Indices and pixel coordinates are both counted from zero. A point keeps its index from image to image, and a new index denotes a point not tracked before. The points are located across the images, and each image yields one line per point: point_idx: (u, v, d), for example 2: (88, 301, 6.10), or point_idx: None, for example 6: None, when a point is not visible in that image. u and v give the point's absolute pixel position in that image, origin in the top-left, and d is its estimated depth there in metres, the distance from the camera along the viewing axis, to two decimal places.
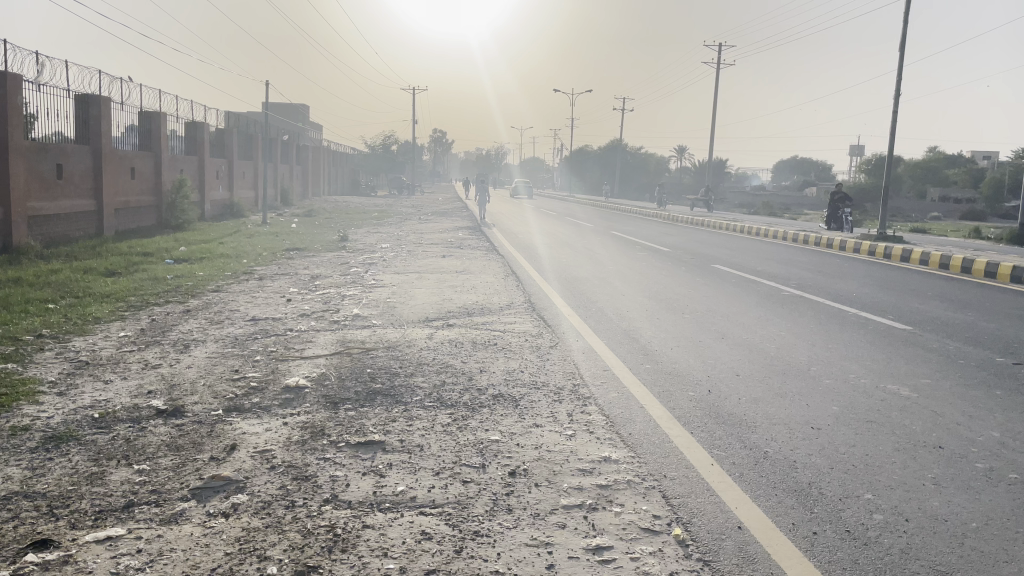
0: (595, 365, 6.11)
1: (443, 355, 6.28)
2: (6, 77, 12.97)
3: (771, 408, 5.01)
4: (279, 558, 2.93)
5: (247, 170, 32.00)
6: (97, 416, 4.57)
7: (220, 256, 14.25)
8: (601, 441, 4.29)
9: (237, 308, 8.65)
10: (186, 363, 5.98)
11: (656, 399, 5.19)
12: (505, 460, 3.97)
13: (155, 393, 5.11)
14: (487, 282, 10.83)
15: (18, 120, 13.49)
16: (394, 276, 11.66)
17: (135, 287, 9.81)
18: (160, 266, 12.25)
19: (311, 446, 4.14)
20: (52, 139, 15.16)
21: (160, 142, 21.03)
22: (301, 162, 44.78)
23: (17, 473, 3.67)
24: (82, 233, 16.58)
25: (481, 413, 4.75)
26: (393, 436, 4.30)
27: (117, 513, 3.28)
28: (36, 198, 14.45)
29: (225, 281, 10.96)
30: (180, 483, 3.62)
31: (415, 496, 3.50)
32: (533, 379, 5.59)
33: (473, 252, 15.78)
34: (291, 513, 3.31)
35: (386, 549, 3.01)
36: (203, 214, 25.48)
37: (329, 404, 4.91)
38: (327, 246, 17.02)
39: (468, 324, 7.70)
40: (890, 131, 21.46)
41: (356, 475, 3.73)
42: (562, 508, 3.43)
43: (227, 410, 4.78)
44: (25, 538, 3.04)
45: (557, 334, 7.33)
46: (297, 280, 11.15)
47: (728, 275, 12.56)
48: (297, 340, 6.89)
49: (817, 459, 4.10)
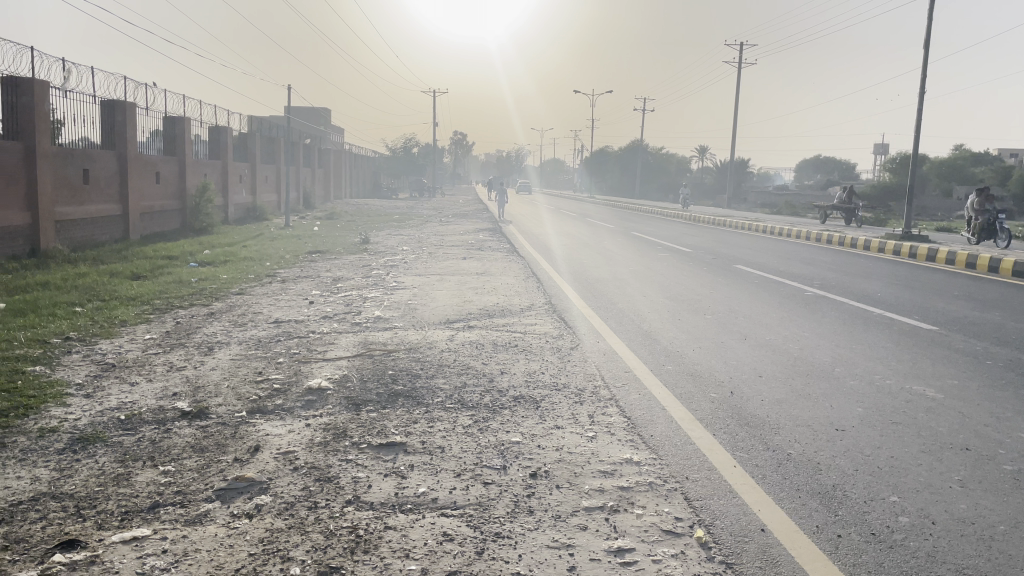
0: (616, 367, 6.08)
1: (465, 356, 6.30)
2: (34, 83, 13.21)
3: (795, 410, 4.97)
4: (302, 559, 2.94)
5: (271, 174, 32.33)
6: (123, 418, 4.63)
7: (244, 259, 14.39)
8: (622, 443, 4.27)
9: (262, 310, 8.74)
10: (211, 364, 6.05)
11: (677, 400, 5.16)
12: (526, 461, 3.97)
13: (179, 396, 5.16)
14: (507, 284, 10.90)
15: (47, 125, 13.74)
16: (416, 278, 11.74)
17: (159, 290, 9.90)
18: (186, 269, 12.43)
19: (333, 447, 4.17)
20: (78, 145, 15.40)
21: (184, 146, 21.24)
22: (322, 165, 45.02)
23: (45, 474, 3.73)
24: (108, 238, 16.82)
25: (502, 415, 4.76)
26: (414, 437, 4.31)
27: (142, 515, 3.32)
28: (63, 203, 14.66)
29: (249, 284, 11.06)
30: (205, 484, 3.66)
31: (437, 498, 3.51)
32: (553, 380, 5.59)
33: (492, 253, 15.85)
34: (314, 514, 3.33)
35: (408, 550, 3.02)
36: (226, 217, 25.73)
37: (351, 406, 4.93)
38: (348, 248, 17.17)
39: (488, 326, 7.70)
40: (916, 130, 21.18)
41: (378, 476, 3.75)
42: (583, 510, 3.43)
43: (250, 411, 4.83)
44: (53, 539, 3.09)
45: (578, 335, 7.32)
46: (319, 283, 11.25)
47: (750, 275, 12.47)
48: (319, 342, 6.94)
49: (842, 462, 4.06)
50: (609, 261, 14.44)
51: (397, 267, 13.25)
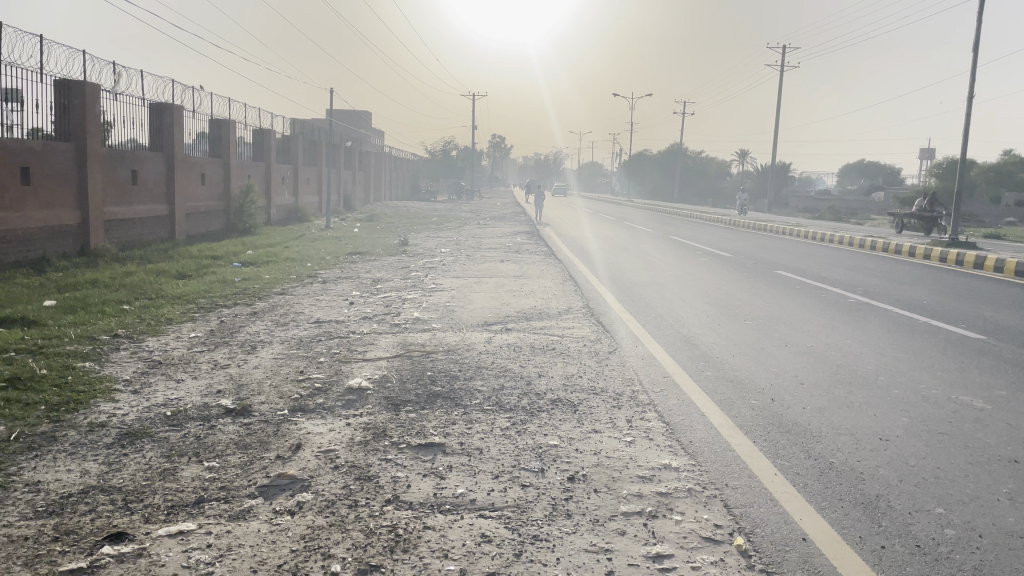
0: (654, 372, 6.05)
1: (503, 359, 6.32)
2: (86, 86, 13.57)
3: (837, 418, 4.90)
4: (343, 557, 2.98)
5: (312, 176, 32.77)
6: (169, 414, 4.74)
7: (286, 259, 14.61)
8: (661, 449, 4.24)
9: (303, 310, 8.86)
10: (253, 363, 6.16)
11: (717, 406, 5.11)
12: (563, 464, 3.97)
13: (223, 393, 5.26)
14: (545, 286, 10.91)
15: (97, 127, 14.10)
16: (454, 280, 11.80)
17: (204, 290, 10.10)
18: (230, 269, 12.68)
19: (373, 446, 4.22)
20: (127, 146, 15.77)
21: (228, 148, 21.63)
22: (362, 167, 45.47)
23: (94, 468, 3.84)
24: (155, 237, 17.19)
25: (539, 417, 4.77)
26: (452, 438, 4.34)
27: (188, 509, 3.39)
28: (112, 204, 15.03)
29: (290, 284, 11.22)
30: (248, 480, 3.73)
31: (475, 499, 3.53)
32: (592, 384, 5.58)
33: (530, 256, 15.84)
34: (354, 513, 3.37)
35: (446, 551, 3.04)
36: (268, 218, 26.15)
37: (390, 406, 4.98)
38: (388, 250, 17.31)
39: (525, 328, 7.71)
40: (965, 135, 20.67)
41: (417, 476, 3.78)
42: (621, 514, 3.42)
43: (292, 410, 4.90)
44: (101, 531, 3.17)
45: (616, 339, 7.30)
46: (359, 284, 11.36)
47: (792, 281, 12.28)
48: (358, 342, 7.03)
49: (885, 472, 3.99)
50: (649, 265, 14.32)
51: (436, 269, 13.34)
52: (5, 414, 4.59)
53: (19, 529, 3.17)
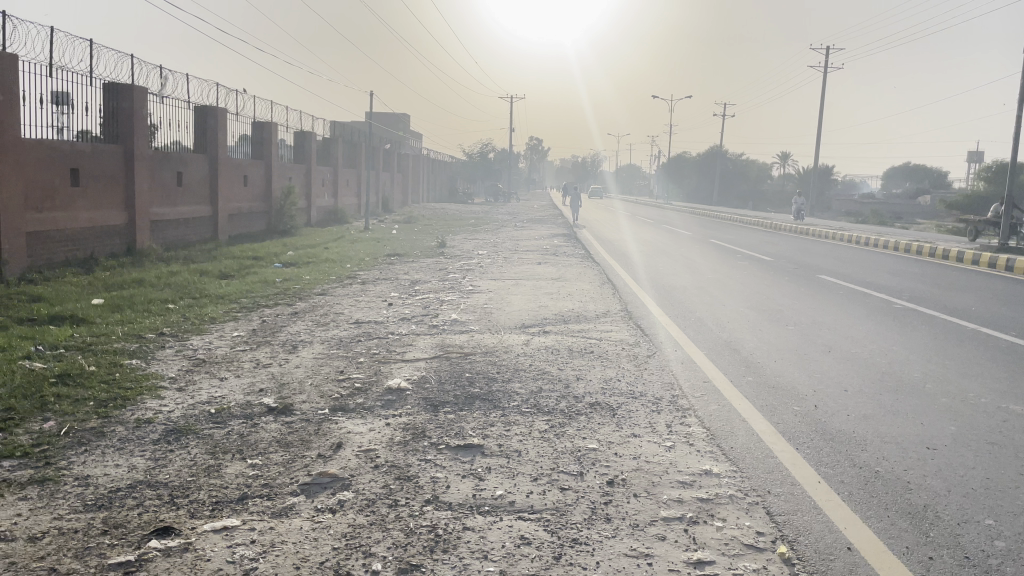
0: (694, 377, 5.99)
1: (541, 361, 6.31)
2: (134, 89, 13.89)
3: (883, 426, 4.80)
4: (383, 555, 3.00)
5: (352, 179, 33.10)
6: (213, 411, 4.82)
7: (325, 260, 14.77)
8: (701, 454, 4.20)
9: (343, 311, 8.95)
10: (295, 362, 6.24)
11: (758, 412, 5.05)
12: (603, 468, 3.96)
13: (266, 392, 5.34)
14: (583, 289, 10.88)
15: (144, 129, 14.41)
16: (491, 282, 11.83)
17: (247, 289, 10.25)
18: (271, 269, 12.87)
19: (412, 447, 4.24)
20: (172, 148, 16.10)
21: (271, 150, 21.96)
22: (400, 169, 45.80)
23: (141, 463, 3.92)
24: (198, 238, 17.51)
25: (578, 421, 4.75)
26: (491, 440, 4.35)
27: (232, 505, 3.45)
28: (158, 204, 15.35)
29: (330, 285, 11.34)
30: (290, 478, 3.78)
31: (514, 501, 3.53)
32: (630, 388, 5.54)
33: (568, 259, 15.81)
34: (394, 512, 3.39)
35: (486, 552, 3.05)
36: (309, 219, 26.48)
37: (429, 407, 5.01)
38: (426, 252, 17.41)
39: (563, 331, 7.69)
40: (1016, 136, 20.11)
41: (456, 477, 3.80)
42: (661, 520, 3.39)
43: (333, 409, 4.95)
44: (148, 525, 3.24)
45: (655, 343, 7.25)
46: (398, 285, 11.44)
47: (835, 285, 12.07)
48: (397, 343, 7.08)
49: (933, 482, 3.90)
50: (688, 269, 14.19)
51: (473, 271, 13.39)
52: (55, 410, 4.72)
53: (70, 521, 3.25)
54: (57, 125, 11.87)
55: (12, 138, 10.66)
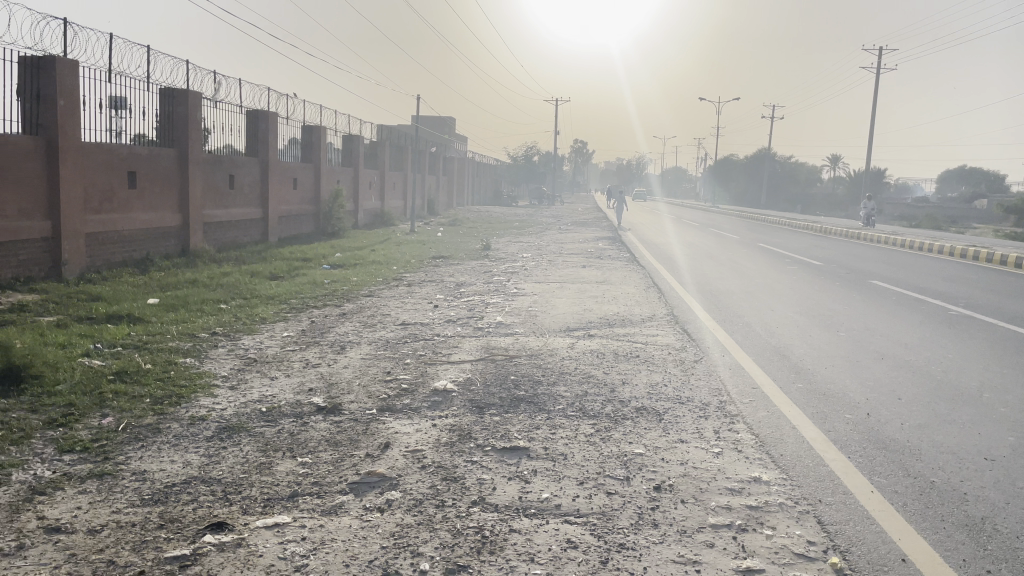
0: (742, 382, 5.92)
1: (586, 365, 6.30)
2: (189, 94, 14.22)
3: (938, 436, 4.68)
4: (431, 555, 3.03)
5: (397, 181, 33.42)
6: (264, 410, 4.92)
7: (372, 262, 14.95)
8: (750, 462, 4.15)
9: (389, 312, 9.06)
10: (343, 363, 6.33)
11: (809, 420, 4.96)
12: (649, 473, 3.93)
13: (315, 391, 5.42)
14: (628, 293, 10.83)
15: (198, 133, 14.75)
16: (536, 285, 11.85)
17: (297, 291, 10.44)
18: (319, 271, 13.07)
19: (459, 448, 4.27)
20: (225, 152, 16.46)
21: (319, 153, 22.31)
22: (446, 172, 46.14)
23: (195, 460, 4.02)
24: (249, 239, 17.86)
25: (624, 425, 4.73)
26: (537, 443, 4.36)
27: (283, 502, 3.52)
28: (210, 206, 15.70)
29: (377, 287, 11.48)
30: (339, 476, 3.83)
31: (560, 504, 3.53)
32: (677, 393, 5.50)
33: (613, 262, 15.74)
34: (441, 513, 3.42)
35: (533, 555, 3.05)
36: (356, 222, 26.83)
37: (474, 409, 5.04)
38: (471, 254, 17.51)
39: (608, 335, 7.66)
40: None
41: (503, 479, 3.81)
42: (710, 526, 3.36)
43: (380, 410, 5.01)
44: (203, 520, 3.32)
45: (702, 348, 7.18)
46: (443, 287, 11.53)
47: (888, 291, 11.80)
48: (442, 345, 7.13)
49: (992, 494, 3.79)
50: (735, 273, 14.03)
51: (518, 274, 13.41)
52: (114, 406, 4.86)
53: (128, 515, 3.35)
54: (115, 130, 12.23)
55: (72, 142, 11.02)
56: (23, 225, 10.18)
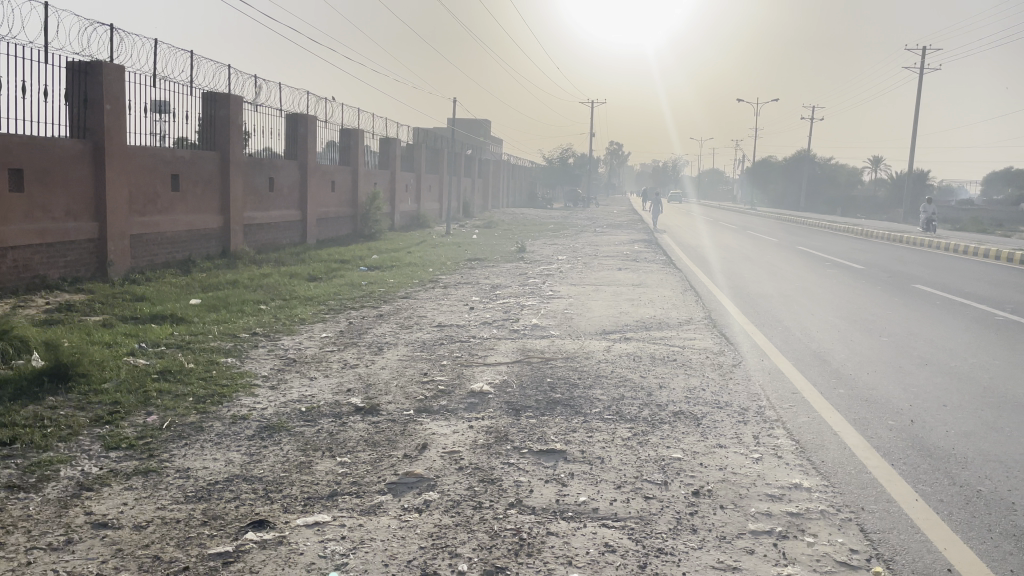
0: (781, 387, 5.85)
1: (622, 368, 6.27)
2: (230, 98, 14.46)
3: (985, 444, 4.58)
4: (469, 556, 3.04)
5: (433, 184, 33.61)
6: (304, 409, 4.98)
7: (408, 264, 15.05)
8: (790, 468, 4.10)
9: (426, 314, 9.12)
10: (380, 364, 6.38)
11: (850, 426, 4.89)
12: (688, 478, 3.91)
13: (353, 392, 5.48)
14: (664, 296, 10.76)
15: (239, 136, 14.99)
16: (572, 287, 11.83)
17: (334, 292, 10.55)
18: (356, 273, 13.20)
19: (496, 450, 4.28)
20: (265, 155, 16.71)
21: (357, 156, 22.54)
22: (481, 174, 46.30)
23: (237, 458, 4.09)
24: (288, 241, 18.11)
25: (662, 429, 4.70)
26: (574, 446, 4.35)
27: (323, 501, 3.56)
28: (250, 209, 15.95)
29: (413, 288, 11.56)
30: (377, 477, 3.87)
31: (597, 508, 3.52)
32: (715, 397, 5.45)
33: (649, 264, 15.66)
34: (479, 514, 3.44)
35: (570, 558, 3.05)
36: (392, 224, 27.05)
37: (511, 411, 5.05)
38: (506, 257, 17.53)
39: (645, 338, 7.62)
40: None
41: (540, 482, 3.81)
42: (749, 533, 3.32)
43: (418, 410, 5.05)
44: (245, 518, 3.37)
45: (740, 352, 7.10)
46: (479, 289, 11.58)
47: (932, 296, 11.56)
48: (479, 347, 7.15)
49: None
50: (773, 276, 13.86)
51: (554, 276, 13.40)
52: (158, 404, 4.96)
53: (172, 512, 3.42)
54: (159, 133, 12.49)
55: (118, 145, 11.28)
56: (71, 227, 10.45)
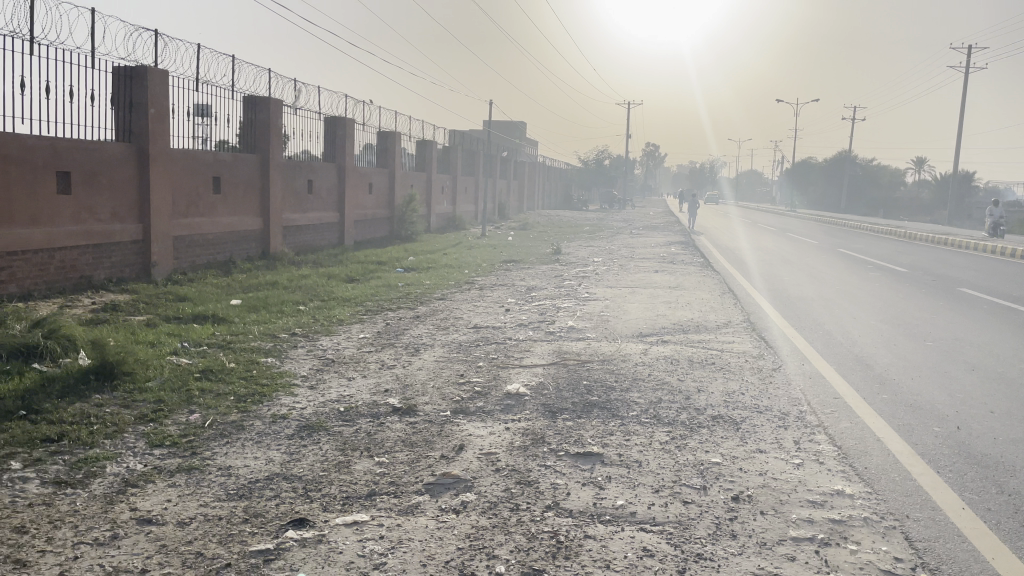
0: (822, 392, 5.75)
1: (660, 371, 6.23)
2: (270, 101, 14.66)
3: None
4: (506, 558, 3.05)
5: (468, 186, 33.72)
6: (342, 409, 5.03)
7: (444, 266, 15.12)
8: (832, 474, 4.03)
9: (462, 315, 9.16)
10: (417, 365, 6.42)
11: (894, 432, 4.79)
12: (727, 483, 3.86)
13: (391, 392, 5.52)
14: (702, 298, 10.67)
15: (278, 139, 15.19)
16: (608, 289, 11.79)
17: (371, 293, 10.64)
18: (393, 274, 13.30)
19: (532, 452, 4.28)
20: (304, 157, 16.91)
21: (394, 158, 22.71)
22: (517, 176, 46.38)
23: (278, 456, 4.15)
24: (326, 242, 18.31)
25: (700, 434, 4.66)
26: (611, 449, 4.33)
27: (361, 501, 3.59)
28: (289, 211, 16.16)
29: (449, 290, 11.62)
30: (415, 477, 3.89)
31: (635, 512, 3.50)
32: (755, 402, 5.38)
33: (686, 267, 15.53)
34: (516, 516, 3.44)
35: (608, 561, 3.04)
36: (428, 226, 27.20)
37: (547, 413, 5.04)
38: (541, 258, 17.52)
39: (682, 341, 7.55)
40: None
41: (577, 485, 3.80)
42: (790, 539, 3.28)
43: (455, 412, 5.07)
44: (285, 516, 3.41)
45: (780, 356, 7.01)
46: (515, 291, 11.59)
47: (978, 300, 11.28)
48: (515, 349, 7.15)
49: None
50: (813, 279, 13.65)
51: (590, 279, 13.36)
52: (201, 403, 5.05)
53: (214, 509, 3.48)
54: (201, 137, 12.71)
55: (161, 148, 11.50)
56: (117, 229, 10.69)
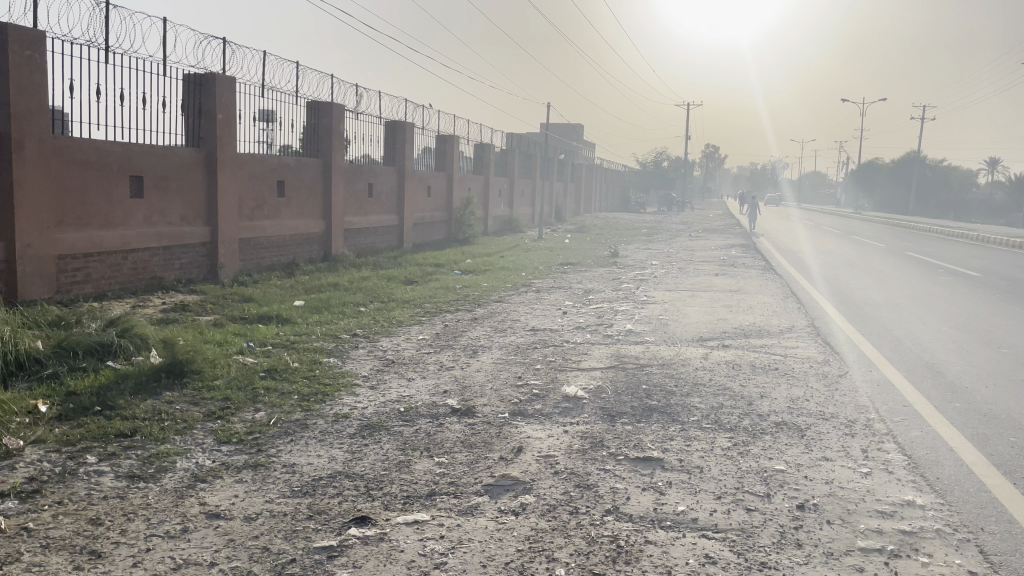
0: (891, 400, 5.57)
1: (721, 376, 6.13)
2: (332, 106, 14.93)
3: None
4: (566, 561, 3.04)
5: (525, 189, 33.80)
6: (402, 410, 5.09)
7: (501, 268, 15.17)
8: (902, 484, 3.91)
9: (519, 317, 9.18)
10: (475, 366, 6.46)
11: (968, 442, 4.62)
12: (791, 491, 3.78)
13: (449, 393, 5.57)
14: (763, 302, 10.48)
15: (340, 143, 15.46)
16: (666, 292, 11.68)
17: (430, 294, 10.75)
18: (451, 276, 13.40)
19: (592, 456, 4.26)
20: (365, 161, 17.19)
21: (452, 162, 22.91)
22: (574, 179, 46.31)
23: (340, 455, 4.22)
24: (385, 245, 18.57)
25: (763, 440, 4.57)
26: (671, 454, 4.28)
27: (422, 500, 3.62)
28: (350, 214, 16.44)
29: (506, 292, 11.66)
30: (475, 478, 3.91)
31: (697, 518, 3.46)
32: (819, 409, 5.25)
33: (747, 270, 15.25)
34: (575, 519, 3.43)
35: (669, 567, 3.01)
36: (485, 228, 27.34)
37: (606, 417, 5.01)
38: (599, 261, 17.42)
39: (743, 346, 7.42)
40: None
41: (637, 490, 3.77)
42: (858, 550, 3.19)
43: (513, 414, 5.08)
44: (348, 513, 3.47)
45: (846, 362, 6.83)
46: (572, 294, 11.57)
47: None
48: (573, 352, 7.14)
49: None
50: (880, 283, 13.28)
51: (648, 282, 13.26)
52: (266, 401, 5.17)
53: (280, 505, 3.56)
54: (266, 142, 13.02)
55: (228, 153, 11.81)
56: (186, 231, 11.03)
